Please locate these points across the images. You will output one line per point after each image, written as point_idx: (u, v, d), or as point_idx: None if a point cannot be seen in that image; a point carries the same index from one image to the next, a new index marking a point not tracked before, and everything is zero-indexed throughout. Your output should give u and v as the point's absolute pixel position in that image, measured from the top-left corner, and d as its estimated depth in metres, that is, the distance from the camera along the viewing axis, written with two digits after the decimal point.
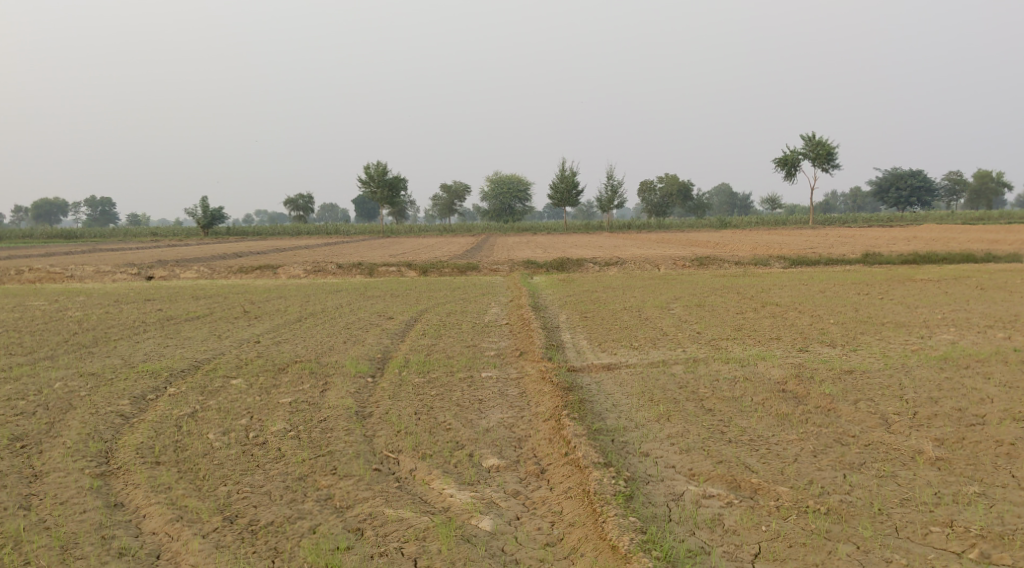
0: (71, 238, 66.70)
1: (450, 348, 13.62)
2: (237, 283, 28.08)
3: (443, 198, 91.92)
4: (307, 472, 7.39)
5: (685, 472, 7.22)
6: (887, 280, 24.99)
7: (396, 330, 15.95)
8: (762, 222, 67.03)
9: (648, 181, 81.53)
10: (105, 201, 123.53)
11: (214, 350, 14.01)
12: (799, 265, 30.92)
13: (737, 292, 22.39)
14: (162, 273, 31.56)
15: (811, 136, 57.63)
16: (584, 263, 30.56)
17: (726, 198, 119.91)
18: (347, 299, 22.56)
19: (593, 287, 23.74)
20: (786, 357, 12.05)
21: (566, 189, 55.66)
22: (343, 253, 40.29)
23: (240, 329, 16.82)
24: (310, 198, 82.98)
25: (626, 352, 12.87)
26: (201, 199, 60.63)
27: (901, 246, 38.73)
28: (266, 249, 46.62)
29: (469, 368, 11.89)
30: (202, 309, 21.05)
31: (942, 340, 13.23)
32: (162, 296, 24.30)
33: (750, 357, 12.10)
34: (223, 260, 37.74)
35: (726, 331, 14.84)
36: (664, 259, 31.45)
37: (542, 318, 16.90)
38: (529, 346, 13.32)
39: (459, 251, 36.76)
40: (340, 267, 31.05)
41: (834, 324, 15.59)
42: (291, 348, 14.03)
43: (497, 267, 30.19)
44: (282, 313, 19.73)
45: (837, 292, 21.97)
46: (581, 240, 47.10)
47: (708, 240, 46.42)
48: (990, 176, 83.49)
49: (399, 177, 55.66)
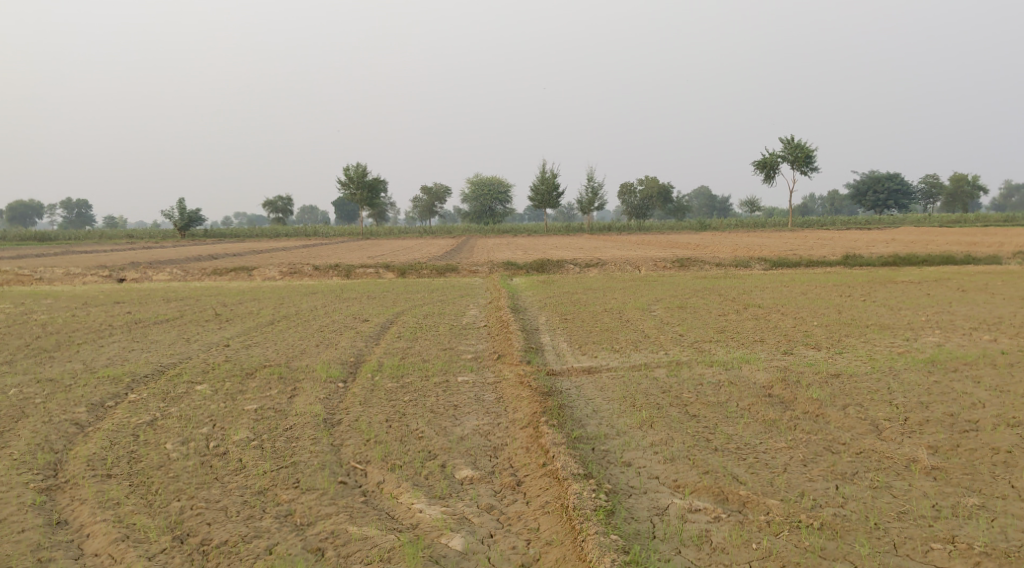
0: (44, 240, 65.48)
1: (425, 351, 13.20)
2: (211, 286, 27.46)
3: (423, 200, 91.44)
4: (267, 485, 6.96)
5: (669, 483, 6.86)
6: (869, 281, 24.82)
7: (371, 333, 15.50)
8: (741, 225, 67.00)
9: (628, 183, 81.43)
10: (81, 204, 121.83)
11: (181, 354, 13.49)
12: (780, 266, 30.73)
13: (718, 294, 22.11)
14: (133, 275, 30.84)
15: (790, 139, 57.60)
16: (565, 265, 30.21)
17: (705, 201, 120.05)
18: (322, 301, 22.04)
19: (574, 289, 23.35)
20: (770, 360, 11.72)
21: (546, 191, 55.31)
22: (321, 255, 39.65)
23: (210, 333, 16.30)
24: (289, 200, 82.24)
25: (606, 355, 12.50)
26: (177, 202, 59.73)
27: (881, 248, 38.64)
28: (243, 251, 45.89)
29: (444, 372, 11.48)
30: (172, 312, 20.46)
31: (929, 343, 12.95)
32: (132, 299, 23.68)
33: (734, 361, 11.75)
34: (197, 262, 36.99)
35: (709, 333, 14.50)
36: (645, 261, 31.15)
37: (521, 321, 16.49)
38: (507, 349, 12.92)
39: (437, 253, 36.28)
40: (317, 269, 30.49)
41: (818, 326, 15.30)
42: (262, 352, 13.55)
43: (476, 268, 29.78)
44: (254, 316, 19.19)
45: (818, 293, 21.74)
46: (562, 241, 46.73)
47: (688, 242, 46.30)
48: (965, 179, 83.92)
49: (378, 179, 55.08)
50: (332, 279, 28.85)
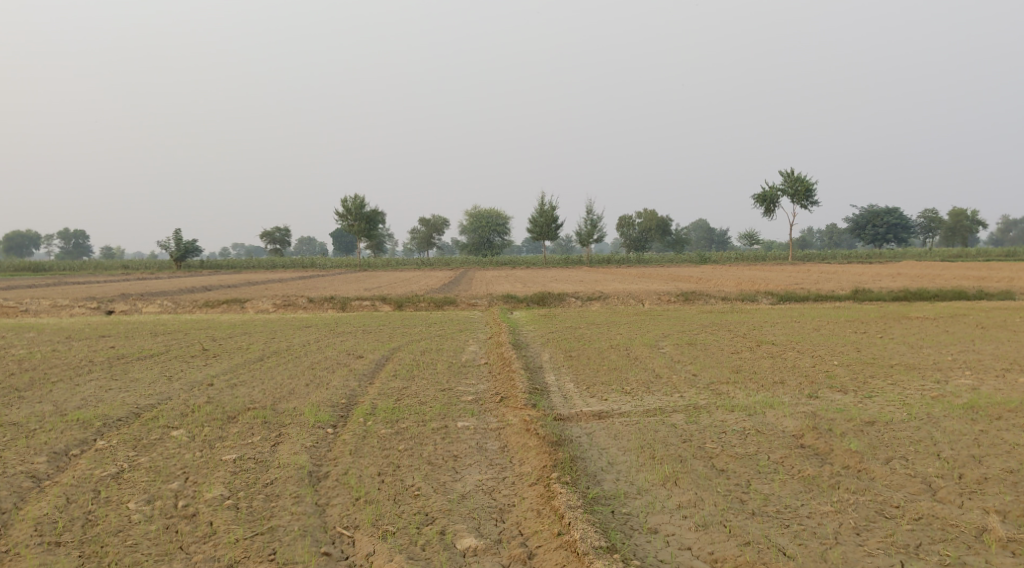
0: (39, 271, 64.40)
1: (422, 392, 12.28)
2: (201, 319, 26.56)
3: (422, 231, 90.74)
4: (239, 557, 6.29)
5: (704, 557, 6.21)
6: (881, 317, 24.03)
7: (364, 371, 14.60)
8: (741, 259, 66.30)
9: (627, 216, 80.99)
10: (78, 234, 121.16)
11: (160, 394, 12.55)
12: (787, 301, 29.91)
13: (728, 329, 21.27)
14: (122, 308, 29.90)
15: (789, 172, 57.07)
16: (566, 298, 29.39)
17: (704, 233, 119.64)
18: (315, 335, 21.13)
19: (576, 323, 22.51)
20: (795, 405, 10.83)
21: (545, 224, 54.62)
22: (317, 287, 38.82)
23: (194, 370, 15.40)
24: (286, 231, 81.41)
25: (617, 398, 11.59)
26: (175, 232, 58.98)
27: (887, 283, 37.97)
28: (238, 282, 45.04)
29: (443, 416, 10.57)
30: (157, 346, 19.53)
31: (962, 386, 12.09)
32: (117, 333, 22.75)
33: (757, 405, 10.84)
34: (189, 294, 36.10)
35: (725, 374, 13.62)
36: (648, 295, 30.32)
37: (524, 358, 15.60)
38: (510, 391, 12.02)
39: (436, 285, 35.47)
40: (311, 301, 29.63)
41: (839, 366, 14.44)
42: (248, 392, 12.63)
43: (475, 302, 28.93)
44: (243, 352, 18.27)
45: (833, 330, 20.94)
46: (562, 274, 46.02)
47: (690, 275, 45.60)
48: (964, 214, 83.44)
49: (377, 211, 54.38)
50: (327, 312, 27.98)
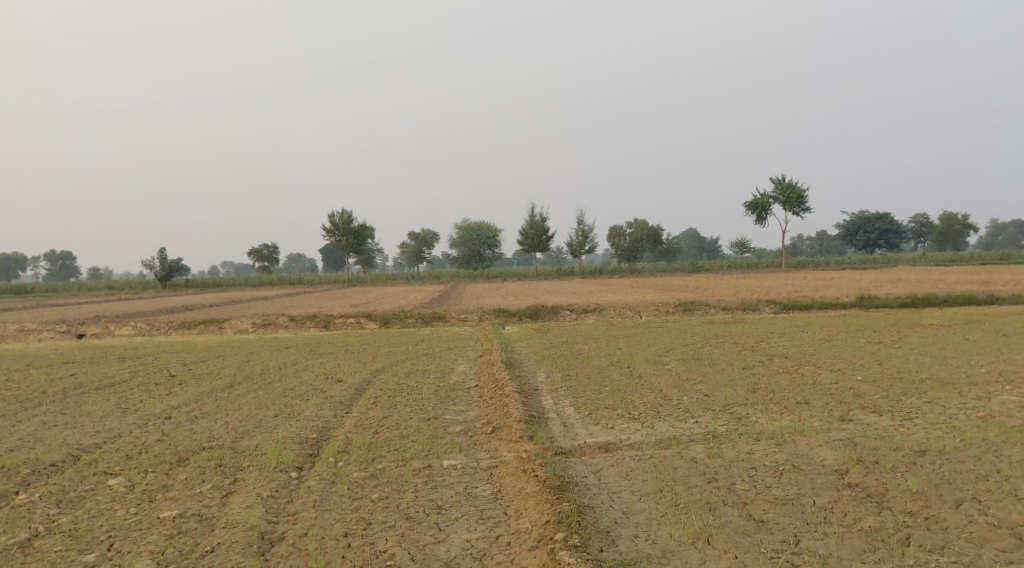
0: (19, 294, 62.73)
1: (404, 424, 10.85)
2: (176, 341, 25.08)
3: (411, 246, 89.17)
4: None
5: None
6: (893, 325, 22.83)
7: (342, 399, 13.16)
8: (733, 267, 65.08)
9: (618, 226, 79.76)
10: (65, 256, 119.40)
11: (109, 432, 11.11)
12: (791, 309, 28.63)
13: (733, 342, 19.95)
14: (94, 331, 28.33)
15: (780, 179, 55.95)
16: (560, 311, 28.06)
17: (694, 243, 118.79)
18: (294, 358, 19.68)
19: (572, 338, 21.12)
20: (829, 431, 9.48)
21: (536, 236, 53.27)
22: (302, 304, 37.44)
23: (155, 400, 13.91)
24: (274, 248, 79.75)
25: (625, 426, 10.23)
26: (159, 252, 57.35)
27: (891, 289, 36.77)
28: (221, 301, 43.51)
29: (425, 454, 9.16)
30: (121, 373, 18.03)
31: (1009, 404, 10.77)
32: (82, 358, 21.23)
33: (786, 433, 9.47)
34: (167, 314, 34.49)
35: (741, 395, 12.22)
36: (646, 305, 29.00)
37: (518, 379, 14.18)
38: (503, 420, 10.62)
39: (425, 300, 34.07)
40: (293, 320, 28.20)
41: (865, 382, 13.11)
42: (207, 428, 11.18)
43: (465, 316, 27.55)
44: (213, 378, 16.81)
45: (845, 340, 19.66)
46: (555, 286, 44.84)
47: (687, 284, 44.38)
48: (956, 218, 82.45)
49: (366, 225, 53.02)
50: (309, 331, 26.57)
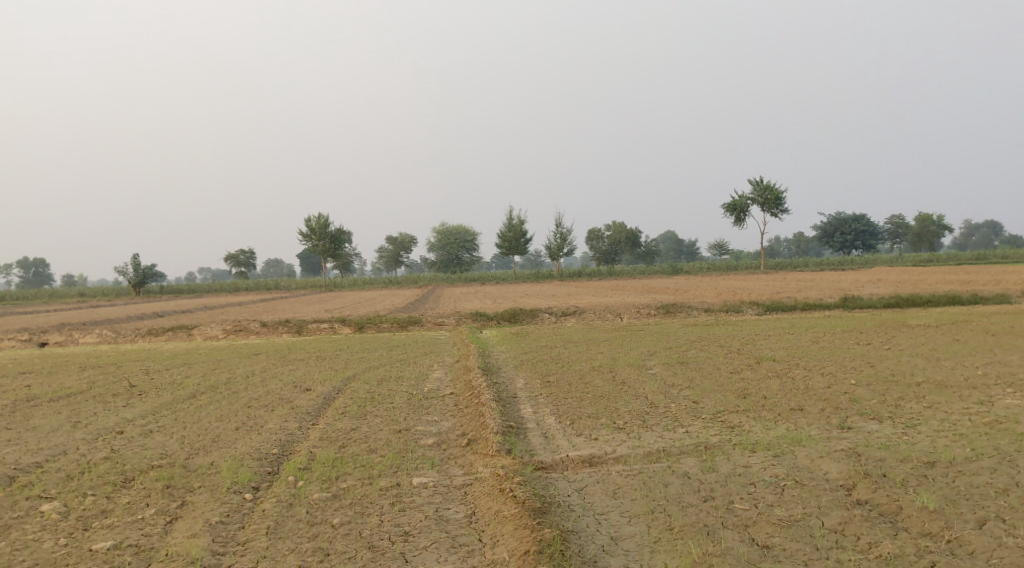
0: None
1: (373, 436, 10.10)
2: (142, 348, 24.11)
3: (388, 249, 88.12)
4: None
5: None
6: (880, 326, 22.32)
7: (309, 409, 12.37)
8: (714, 269, 64.69)
9: (596, 229, 79.32)
10: (37, 262, 117.24)
11: (53, 449, 10.23)
12: (774, 311, 28.08)
13: (719, 344, 19.33)
14: (57, 339, 27.26)
15: (758, 181, 55.62)
16: (539, 314, 27.37)
17: (673, 245, 118.56)
18: (263, 365, 18.82)
19: (552, 342, 20.41)
20: (829, 441, 8.87)
21: (514, 239, 52.56)
22: (276, 310, 36.53)
23: (109, 412, 13.03)
24: (251, 254, 78.37)
25: (611, 437, 9.53)
26: (132, 258, 56.14)
27: (873, 289, 36.43)
28: (193, 307, 42.39)
29: (394, 470, 8.42)
30: (78, 383, 17.07)
31: (1015, 410, 10.19)
32: (40, 368, 20.21)
33: (783, 444, 8.83)
34: (135, 321, 33.40)
35: (731, 401, 11.57)
36: (627, 308, 28.37)
37: (495, 386, 13.48)
38: (479, 431, 9.91)
39: (401, 304, 33.29)
40: (264, 325, 27.32)
41: (860, 387, 12.53)
42: (161, 443, 10.36)
43: (442, 320, 26.78)
44: (175, 387, 15.93)
45: (833, 342, 19.12)
46: (533, 289, 44.16)
47: (667, 286, 43.85)
48: (931, 219, 82.54)
49: (343, 229, 52.05)
50: (281, 338, 25.71)
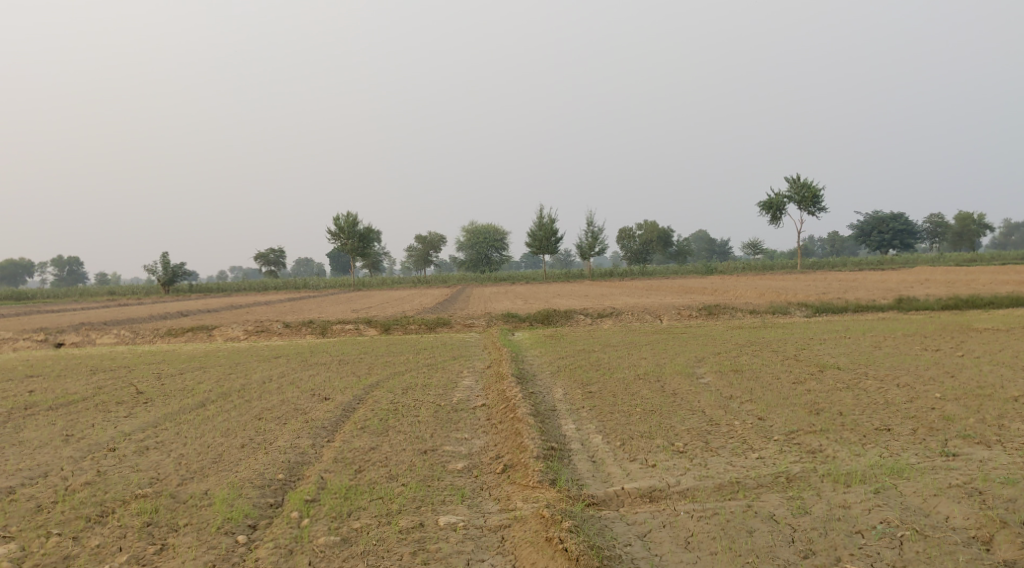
0: (19, 299, 61.04)
1: (395, 458, 8.78)
2: (159, 350, 22.95)
3: (417, 249, 86.97)
4: None
5: None
6: (943, 330, 20.66)
7: (325, 422, 11.06)
8: (749, 268, 62.78)
9: (627, 228, 77.65)
10: (71, 261, 117.32)
11: (33, 471, 8.96)
12: (824, 313, 26.40)
13: (772, 349, 17.81)
14: (74, 340, 26.29)
15: (795, 178, 53.70)
16: (573, 315, 25.97)
17: (705, 244, 116.42)
18: (283, 369, 17.58)
19: (590, 347, 18.92)
20: (937, 473, 7.43)
21: (545, 238, 51.12)
22: (301, 309, 35.50)
23: (108, 424, 11.81)
24: (281, 252, 77.54)
25: (672, 463, 8.10)
26: (161, 256, 55.42)
27: (925, 289, 34.53)
28: (219, 307, 41.42)
29: (419, 504, 7.07)
30: (83, 388, 15.87)
31: None
32: (50, 371, 19.11)
33: (881, 476, 7.37)
34: (157, 321, 32.43)
35: (805, 419, 10.11)
36: (665, 309, 26.83)
37: (532, 397, 12.10)
38: (516, 455, 8.52)
39: (430, 304, 32.05)
40: (287, 326, 26.13)
41: (948, 401, 11.00)
42: (154, 465, 9.03)
43: (471, 322, 25.42)
44: (184, 394, 14.66)
45: (899, 347, 17.52)
46: (564, 289, 42.71)
47: (705, 286, 42.07)
48: (971, 217, 79.53)
49: (372, 229, 50.90)
50: (304, 339, 24.54)
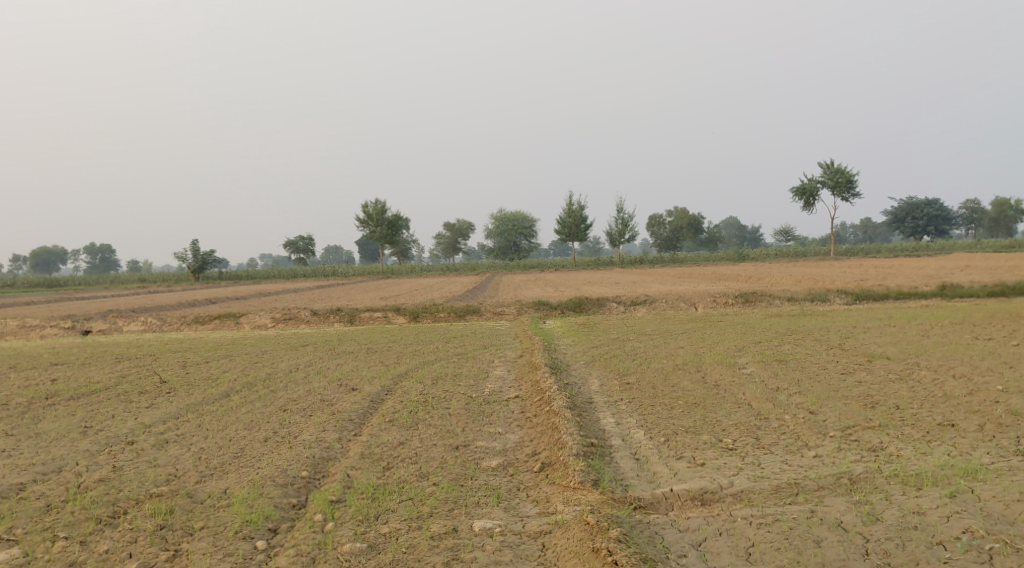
0: (53, 285, 61.47)
1: (424, 454, 8.26)
2: (186, 338, 22.64)
3: (446, 236, 86.59)
4: None
5: None
6: (993, 317, 19.80)
7: (353, 414, 10.59)
8: (782, 255, 61.66)
9: (657, 215, 76.74)
10: (104, 248, 118.31)
11: (47, 465, 8.57)
12: (864, 300, 25.59)
13: (815, 338, 17.10)
14: (101, 328, 26.11)
15: (829, 163, 52.52)
16: (605, 303, 25.37)
17: (736, 232, 114.93)
18: (310, 358, 17.16)
19: (624, 335, 18.32)
20: (1014, 473, 6.82)
21: (575, 224, 50.44)
22: (329, 297, 35.22)
23: (130, 415, 11.42)
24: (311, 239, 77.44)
25: (722, 462, 7.52)
26: (192, 244, 55.43)
27: (966, 276, 33.49)
28: (247, 295, 41.26)
29: (452, 506, 6.56)
30: (107, 377, 15.52)
31: None
32: (76, 359, 18.83)
33: (954, 476, 6.76)
34: (185, 308, 32.24)
35: (861, 413, 9.47)
36: (699, 296, 26.14)
37: (568, 388, 11.56)
38: (554, 452, 7.96)
39: (459, 292, 31.57)
40: (315, 314, 25.77)
41: (1012, 394, 10.31)
42: (173, 459, 8.61)
43: (501, 310, 24.91)
44: (209, 384, 14.28)
45: (950, 335, 16.73)
46: (594, 276, 42.04)
47: (737, 274, 41.22)
48: (1008, 204, 77.54)
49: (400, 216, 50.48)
50: (332, 327, 24.17)
